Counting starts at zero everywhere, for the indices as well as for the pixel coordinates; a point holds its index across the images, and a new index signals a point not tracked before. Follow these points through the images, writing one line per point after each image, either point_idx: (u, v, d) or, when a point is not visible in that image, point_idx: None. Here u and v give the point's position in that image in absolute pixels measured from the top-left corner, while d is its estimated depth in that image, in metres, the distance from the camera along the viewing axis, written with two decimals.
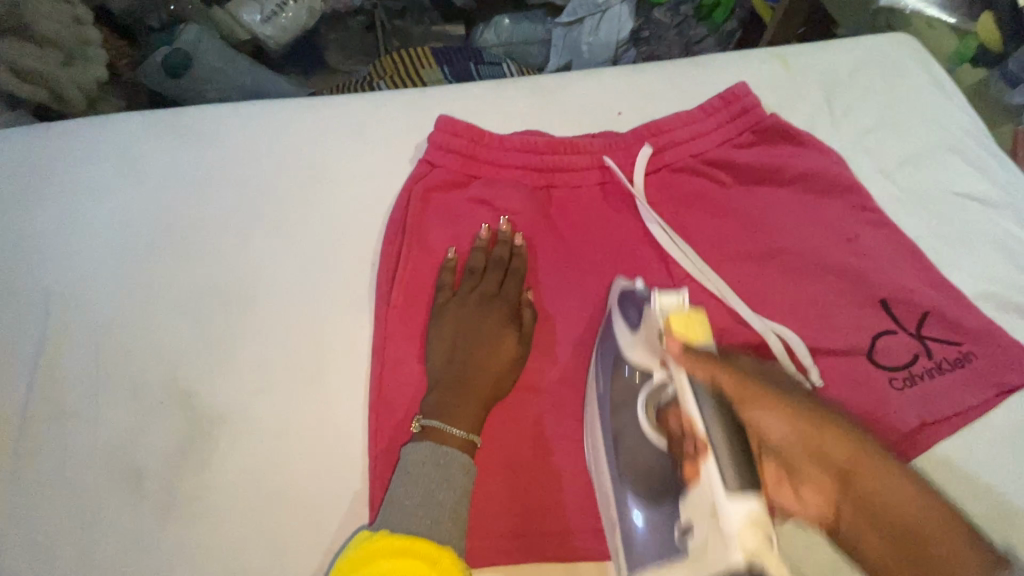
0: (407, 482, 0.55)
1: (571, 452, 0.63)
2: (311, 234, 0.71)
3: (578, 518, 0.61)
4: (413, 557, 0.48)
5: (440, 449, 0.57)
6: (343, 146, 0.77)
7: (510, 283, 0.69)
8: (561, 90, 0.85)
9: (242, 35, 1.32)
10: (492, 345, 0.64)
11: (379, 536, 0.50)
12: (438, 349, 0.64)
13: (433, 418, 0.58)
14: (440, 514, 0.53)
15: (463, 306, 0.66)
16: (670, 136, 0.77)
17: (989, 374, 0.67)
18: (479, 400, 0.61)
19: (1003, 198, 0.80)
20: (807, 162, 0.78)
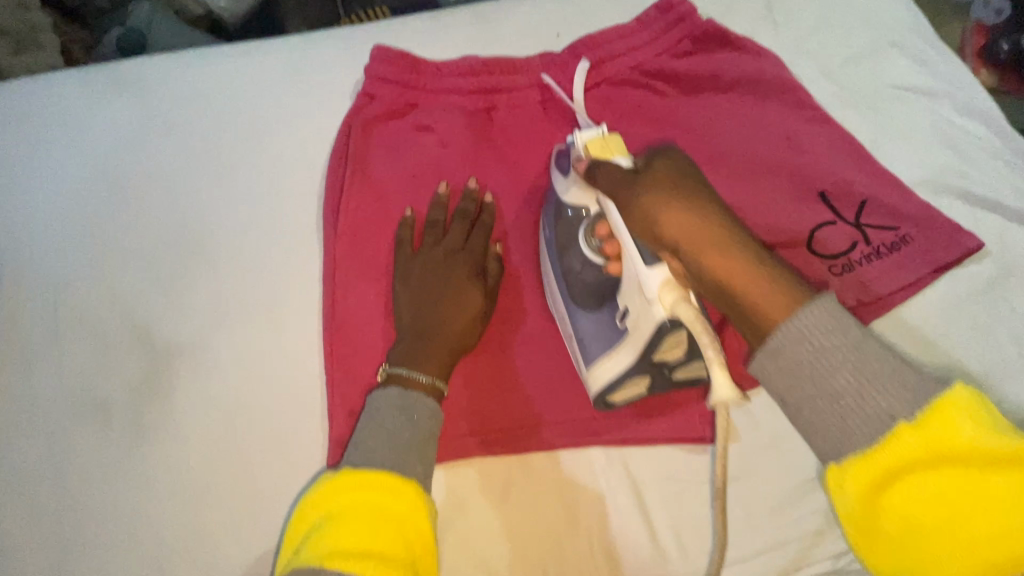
0: (373, 430, 0.55)
1: (520, 357, 0.66)
2: (255, 173, 0.72)
3: (529, 417, 0.63)
4: (374, 489, 0.49)
5: (405, 394, 0.57)
6: (282, 85, 0.77)
7: (476, 235, 0.68)
8: (499, 16, 0.85)
9: (195, 9, 1.19)
10: (460, 299, 0.63)
11: (341, 475, 0.50)
12: (401, 298, 0.64)
13: (399, 366, 0.59)
14: (407, 454, 0.53)
15: (427, 261, 0.65)
16: (607, 50, 0.78)
17: (924, 254, 0.69)
18: (447, 352, 0.61)
19: (940, 87, 0.81)
20: (743, 65, 0.78)
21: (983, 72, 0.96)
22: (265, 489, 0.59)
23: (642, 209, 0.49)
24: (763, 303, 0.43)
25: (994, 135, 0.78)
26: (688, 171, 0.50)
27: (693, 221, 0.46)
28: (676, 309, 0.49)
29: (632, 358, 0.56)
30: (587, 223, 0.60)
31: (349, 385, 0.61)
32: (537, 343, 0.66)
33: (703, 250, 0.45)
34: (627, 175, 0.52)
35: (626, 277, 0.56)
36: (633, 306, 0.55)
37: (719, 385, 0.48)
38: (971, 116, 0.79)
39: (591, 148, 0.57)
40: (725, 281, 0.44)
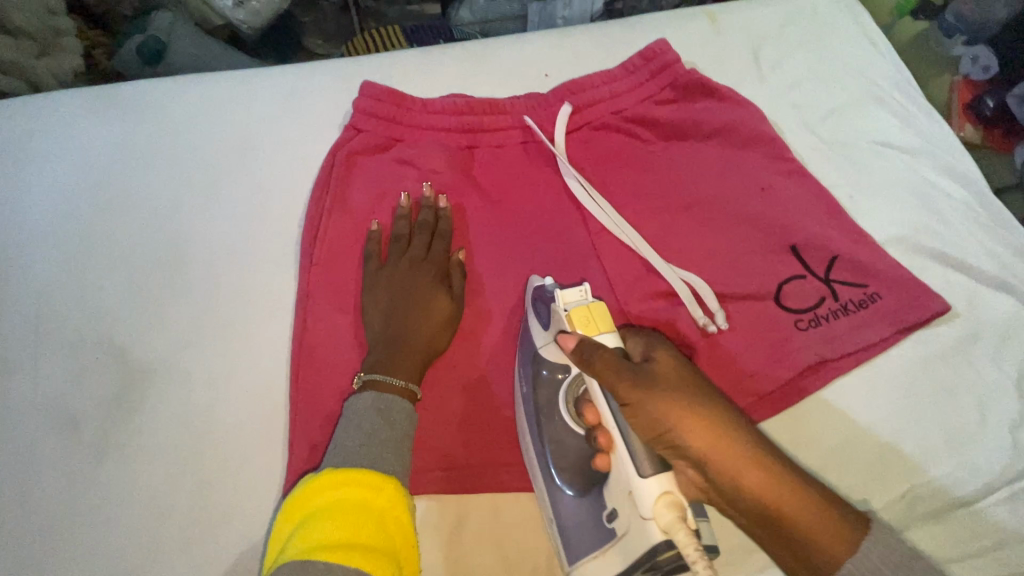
0: (350, 429, 0.56)
1: (481, 394, 0.67)
2: (240, 198, 0.74)
3: (485, 454, 0.64)
4: (355, 487, 0.50)
5: (379, 396, 0.59)
6: (273, 112, 0.80)
7: (436, 244, 0.71)
8: (489, 54, 0.87)
9: (216, 20, 1.32)
10: (426, 302, 0.66)
11: (321, 475, 0.51)
12: (372, 312, 0.66)
13: (373, 372, 0.61)
14: (383, 454, 0.54)
15: (394, 273, 0.68)
16: (590, 94, 0.79)
17: (891, 313, 0.69)
18: (412, 358, 0.63)
19: (920, 145, 0.82)
20: (724, 115, 0.79)
21: (968, 128, 0.97)
22: (219, 513, 0.60)
23: (650, 416, 0.52)
24: (755, 479, 0.50)
25: (972, 197, 0.78)
26: (687, 372, 0.56)
27: (713, 438, 0.51)
28: (672, 533, 0.47)
29: (616, 542, 0.54)
30: (567, 386, 0.62)
31: (310, 414, 0.63)
32: (499, 381, 0.67)
33: (722, 476, 0.50)
34: (620, 361, 0.55)
35: (615, 471, 0.54)
36: (622, 512, 0.54)
37: (657, 514, 0.48)
38: (949, 177, 0.80)
39: (575, 319, 0.58)
40: (761, 506, 0.50)
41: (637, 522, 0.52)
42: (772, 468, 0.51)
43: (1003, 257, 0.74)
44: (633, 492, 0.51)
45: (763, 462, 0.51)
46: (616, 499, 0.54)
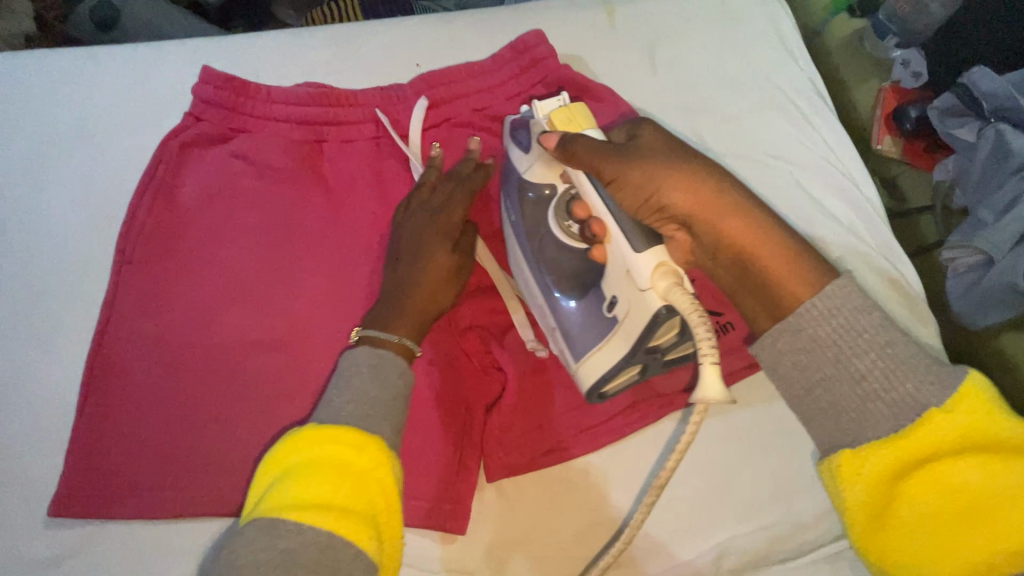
0: (341, 383, 0.49)
1: (282, 409, 0.62)
2: (62, 188, 0.69)
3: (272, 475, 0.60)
4: (340, 447, 0.43)
5: (378, 350, 0.52)
6: (112, 94, 0.73)
7: (462, 195, 0.64)
8: (359, 38, 0.80)
9: None
10: (431, 249, 0.60)
11: (303, 433, 0.44)
12: (399, 268, 0.60)
13: (371, 328, 0.54)
14: (379, 411, 0.47)
15: (407, 222, 0.62)
16: (451, 89, 0.74)
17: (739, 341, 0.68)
18: (413, 315, 0.56)
19: (813, 161, 0.76)
20: (596, 118, 0.73)
21: (888, 140, 0.88)
22: None
23: (639, 179, 0.50)
24: (763, 250, 0.48)
25: (857, 221, 0.73)
26: (672, 146, 0.53)
27: (703, 195, 0.49)
28: (671, 296, 0.46)
29: (625, 351, 0.52)
30: (555, 200, 0.58)
31: (101, 423, 0.60)
32: (303, 397, 0.63)
33: (724, 226, 0.49)
34: (608, 144, 0.52)
35: (611, 262, 0.52)
36: (620, 294, 0.51)
37: (653, 283, 0.47)
38: (838, 197, 0.74)
39: (557, 120, 0.56)
40: (745, 256, 0.48)
41: (635, 297, 0.50)
42: (761, 240, 0.48)
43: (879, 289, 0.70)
44: (630, 269, 0.49)
45: (751, 239, 0.48)
46: (612, 281, 0.52)
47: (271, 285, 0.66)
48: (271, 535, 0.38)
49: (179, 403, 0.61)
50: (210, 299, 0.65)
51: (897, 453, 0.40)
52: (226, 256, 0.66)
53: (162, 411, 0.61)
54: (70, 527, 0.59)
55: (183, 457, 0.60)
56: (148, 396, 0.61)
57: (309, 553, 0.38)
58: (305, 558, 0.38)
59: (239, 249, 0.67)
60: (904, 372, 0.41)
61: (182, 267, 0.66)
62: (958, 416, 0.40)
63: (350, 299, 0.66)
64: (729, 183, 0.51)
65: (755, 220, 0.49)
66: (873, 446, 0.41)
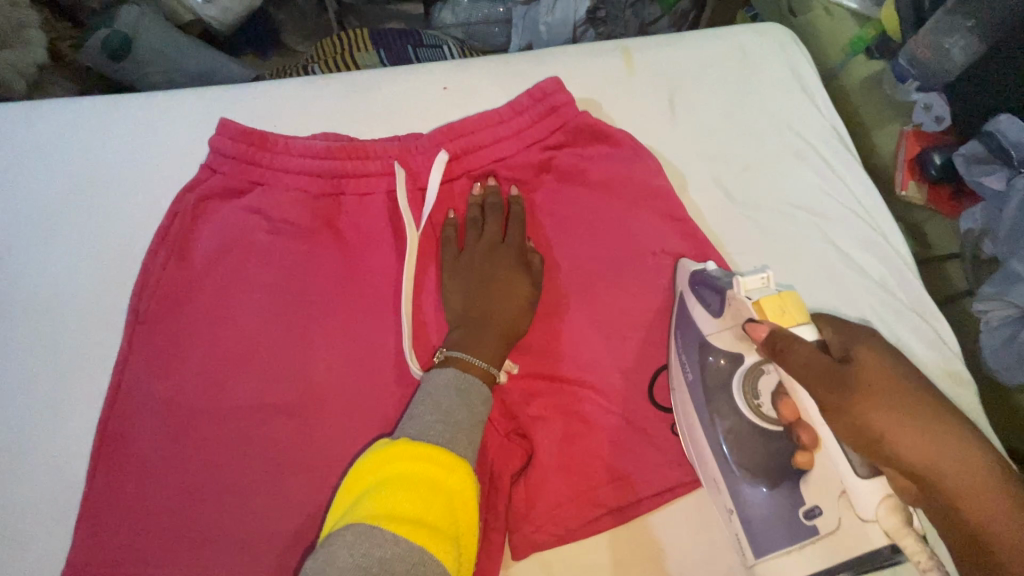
0: (425, 403, 0.54)
1: (297, 477, 0.60)
2: (74, 243, 0.68)
3: (285, 548, 0.58)
4: (429, 465, 0.48)
5: (462, 375, 0.57)
6: (127, 146, 0.73)
7: (514, 227, 0.69)
8: (376, 85, 0.80)
9: (184, 16, 1.25)
10: (502, 287, 0.65)
11: (396, 446, 0.49)
12: (460, 296, 0.65)
13: (456, 349, 0.60)
14: (457, 434, 0.52)
15: (467, 258, 0.67)
16: (470, 140, 0.72)
17: None
18: (496, 342, 0.61)
19: (838, 211, 0.75)
20: (617, 166, 0.72)
21: (912, 185, 0.87)
22: None
23: (854, 417, 0.44)
24: (966, 483, 0.41)
25: (889, 277, 0.72)
26: (902, 367, 0.45)
27: (934, 449, 0.41)
28: (901, 537, 0.43)
29: (824, 565, 0.51)
30: (740, 372, 0.57)
31: (109, 493, 0.58)
32: (319, 464, 0.61)
33: (960, 497, 0.41)
34: (831, 361, 0.46)
35: (820, 475, 0.50)
36: (828, 507, 0.50)
37: (881, 517, 0.45)
38: (869, 252, 0.73)
39: (766, 307, 0.53)
40: (980, 538, 0.40)
41: (851, 520, 0.48)
42: (974, 476, 0.41)
43: (911, 349, 0.68)
44: (848, 491, 0.47)
45: (965, 474, 0.41)
46: (819, 493, 0.51)
47: (287, 346, 0.64)
48: (369, 542, 0.42)
49: (191, 472, 0.59)
50: (225, 361, 0.63)
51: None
52: (240, 316, 0.65)
53: (174, 480, 0.59)
54: None
55: (193, 529, 0.58)
56: (158, 464, 0.59)
57: (401, 564, 0.42)
58: (400, 567, 0.42)
59: (254, 308, 0.65)
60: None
61: (193, 328, 0.64)
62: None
63: (368, 359, 0.65)
64: (939, 390, 0.44)
65: (961, 443, 0.42)
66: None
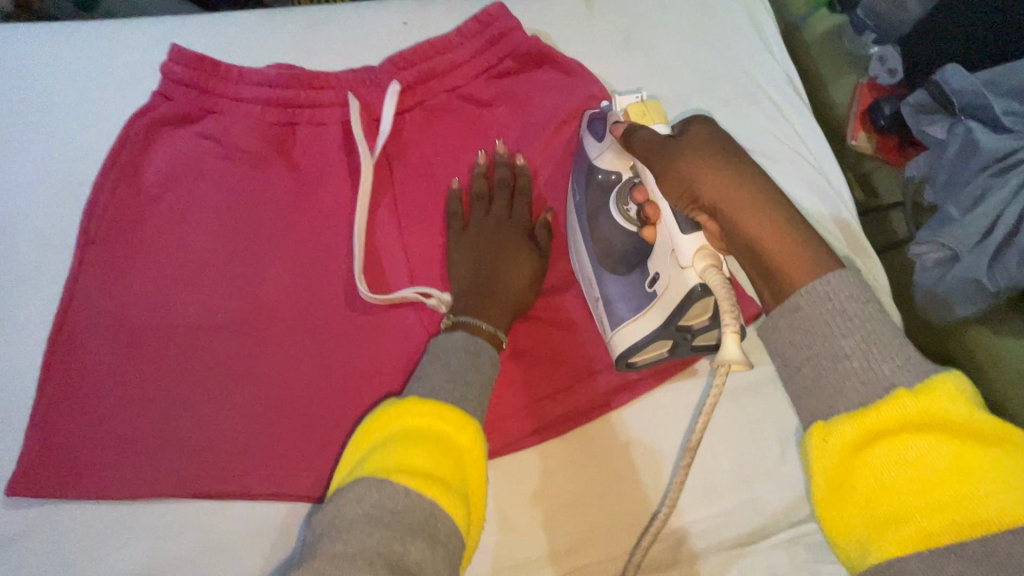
0: (436, 364, 0.54)
1: (248, 390, 0.62)
2: (27, 163, 0.68)
3: (234, 454, 0.60)
4: (440, 421, 0.47)
5: (473, 338, 0.57)
6: (79, 73, 0.72)
7: (520, 204, 0.70)
8: (331, 18, 0.79)
9: None
10: (512, 256, 0.66)
11: (408, 400, 0.48)
12: (462, 268, 0.66)
13: (464, 315, 0.60)
14: (468, 392, 0.52)
15: (478, 229, 0.68)
16: (422, 68, 0.73)
17: None
18: (504, 309, 0.63)
19: (786, 153, 0.76)
20: (567, 102, 0.75)
21: (862, 135, 0.89)
22: None
23: (674, 169, 0.49)
24: (760, 211, 0.44)
25: (829, 217, 0.74)
26: (713, 129, 0.50)
27: (734, 184, 0.45)
28: (705, 275, 0.49)
29: (659, 322, 0.56)
30: (618, 189, 0.61)
31: (59, 406, 0.59)
32: (269, 379, 0.63)
33: (753, 219, 0.44)
34: (661, 140, 0.52)
35: (660, 242, 0.56)
36: (665, 270, 0.55)
37: (693, 262, 0.50)
38: (810, 192, 0.75)
39: (630, 112, 0.58)
40: (756, 247, 0.44)
41: (677, 274, 0.53)
42: (766, 206, 0.44)
43: None
44: (674, 246, 0.52)
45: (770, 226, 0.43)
46: (659, 258, 0.56)
47: (239, 269, 0.66)
48: (381, 494, 0.41)
49: (141, 385, 0.61)
50: (178, 282, 0.64)
51: (866, 425, 0.36)
52: (192, 238, 0.66)
53: (123, 390, 0.61)
54: (23, 504, 0.57)
55: (144, 436, 0.60)
56: (110, 378, 0.61)
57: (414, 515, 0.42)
58: (412, 519, 0.41)
59: (206, 232, 0.66)
60: (886, 349, 0.38)
61: (145, 250, 0.65)
62: (925, 400, 0.35)
63: (320, 282, 0.66)
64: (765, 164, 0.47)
65: (776, 198, 0.45)
66: (841, 419, 0.37)
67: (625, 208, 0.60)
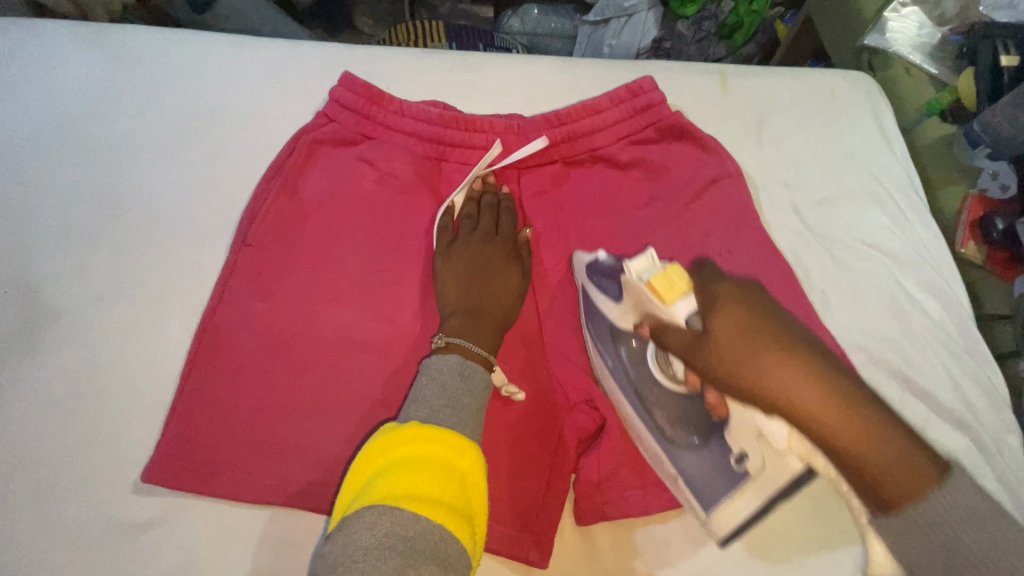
0: (432, 388, 0.54)
1: (372, 412, 0.62)
2: (193, 162, 0.72)
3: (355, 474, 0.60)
4: (441, 447, 0.48)
5: (467, 363, 0.57)
6: (250, 85, 0.77)
7: (505, 220, 0.71)
8: (485, 67, 0.84)
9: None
10: (501, 277, 0.67)
11: (408, 428, 0.49)
12: (450, 286, 0.66)
13: (457, 336, 0.60)
14: (465, 418, 0.53)
15: (467, 245, 0.68)
16: (571, 128, 0.76)
17: None
18: (490, 331, 0.62)
19: (907, 252, 0.78)
20: (704, 175, 0.77)
21: (972, 245, 0.91)
22: (77, 475, 0.57)
23: (722, 360, 0.48)
24: (820, 417, 0.42)
25: (949, 321, 0.74)
26: (750, 321, 0.47)
27: (798, 381, 0.43)
28: (808, 456, 0.46)
29: (763, 500, 0.55)
30: (654, 346, 0.60)
31: (195, 400, 0.60)
32: (395, 404, 0.63)
33: (807, 414, 0.42)
34: (696, 339, 0.51)
35: (740, 421, 0.53)
36: (756, 453, 0.54)
37: (792, 446, 0.47)
38: (932, 293, 0.76)
39: (656, 285, 0.55)
40: (824, 440, 0.42)
41: (772, 454, 0.52)
42: (816, 394, 0.42)
43: (966, 392, 0.70)
44: (762, 430, 0.50)
45: (817, 413, 0.42)
46: (740, 436, 0.54)
47: (379, 290, 0.67)
48: (391, 521, 0.43)
49: (271, 392, 0.61)
50: (320, 294, 0.66)
51: (871, 477, 0.40)
52: (338, 253, 0.68)
53: (254, 393, 0.61)
54: (148, 491, 0.58)
55: (268, 443, 0.59)
56: (244, 379, 0.61)
57: (423, 542, 0.43)
58: (421, 544, 0.42)
59: (352, 249, 0.68)
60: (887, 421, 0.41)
61: (292, 259, 0.67)
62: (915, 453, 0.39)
63: None
64: (814, 351, 0.44)
65: (787, 361, 0.44)
66: (855, 465, 0.41)
67: (664, 367, 0.60)
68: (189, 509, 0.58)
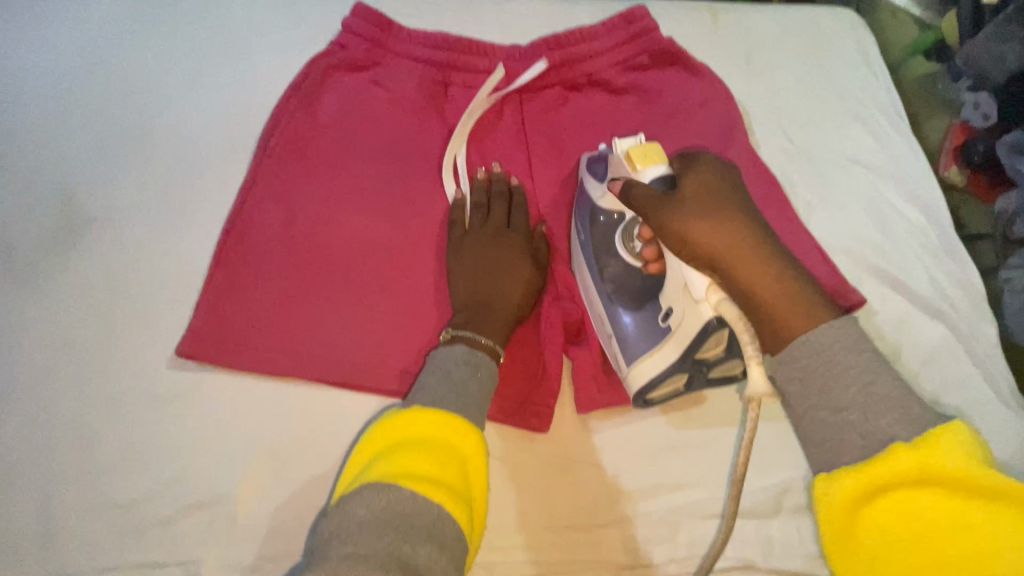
0: (437, 377, 0.56)
1: (384, 301, 0.67)
2: (215, 87, 0.77)
3: (369, 353, 0.64)
4: (441, 430, 0.49)
5: (473, 353, 0.58)
6: (268, 20, 0.83)
7: (518, 214, 0.70)
8: (487, 4, 0.89)
9: None
10: (514, 271, 0.66)
11: (409, 411, 0.51)
12: (460, 281, 0.66)
13: (463, 330, 0.61)
14: (469, 403, 0.54)
15: (476, 242, 0.68)
16: (569, 53, 0.81)
17: (829, 290, 0.70)
18: (501, 325, 0.63)
19: (889, 167, 0.82)
20: (695, 96, 0.82)
21: (954, 168, 0.95)
22: (117, 352, 0.62)
23: (681, 230, 0.51)
24: (760, 274, 0.48)
25: (929, 225, 0.79)
26: (713, 190, 0.52)
27: (742, 261, 0.49)
28: (721, 307, 0.50)
29: (675, 356, 0.56)
30: (622, 226, 0.62)
31: (222, 287, 0.65)
32: (405, 295, 0.68)
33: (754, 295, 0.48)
34: (660, 196, 0.54)
35: (671, 276, 0.56)
36: (677, 304, 0.56)
37: (709, 296, 0.51)
38: (912, 203, 0.80)
39: (634, 156, 0.57)
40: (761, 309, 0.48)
41: (690, 309, 0.54)
42: (758, 262, 0.49)
43: (944, 287, 0.74)
44: (687, 281, 0.53)
45: (760, 276, 0.48)
46: (671, 296, 0.56)
47: (390, 196, 0.72)
48: (389, 497, 0.43)
49: (291, 281, 0.66)
50: (335, 198, 0.71)
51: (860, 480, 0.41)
52: (351, 163, 0.73)
53: (276, 281, 0.66)
54: (182, 366, 0.63)
55: (290, 325, 0.64)
56: (266, 270, 0.66)
57: (421, 518, 0.43)
58: (420, 522, 0.42)
59: (363, 159, 0.73)
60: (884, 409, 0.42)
61: (308, 168, 0.72)
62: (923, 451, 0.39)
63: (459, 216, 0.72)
64: (764, 229, 0.51)
65: (742, 235, 0.49)
66: (840, 470, 0.42)
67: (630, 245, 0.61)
68: (219, 385, 0.62)
